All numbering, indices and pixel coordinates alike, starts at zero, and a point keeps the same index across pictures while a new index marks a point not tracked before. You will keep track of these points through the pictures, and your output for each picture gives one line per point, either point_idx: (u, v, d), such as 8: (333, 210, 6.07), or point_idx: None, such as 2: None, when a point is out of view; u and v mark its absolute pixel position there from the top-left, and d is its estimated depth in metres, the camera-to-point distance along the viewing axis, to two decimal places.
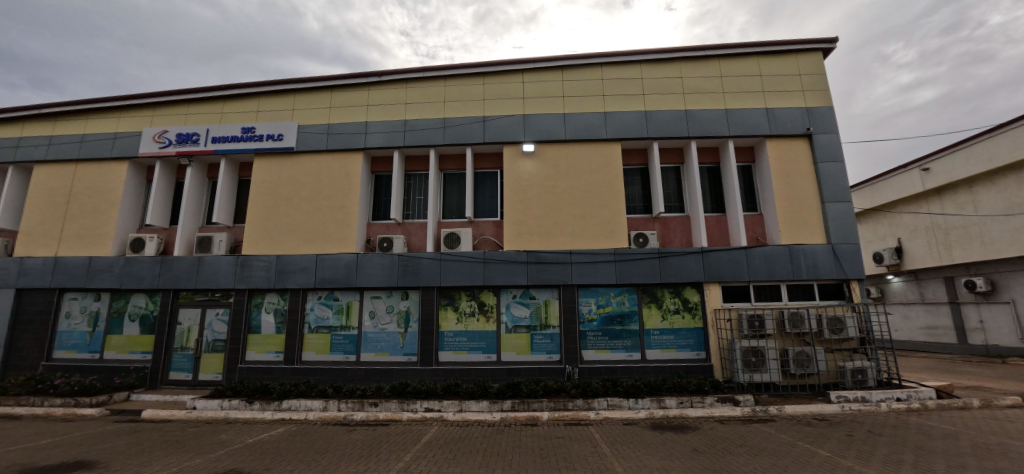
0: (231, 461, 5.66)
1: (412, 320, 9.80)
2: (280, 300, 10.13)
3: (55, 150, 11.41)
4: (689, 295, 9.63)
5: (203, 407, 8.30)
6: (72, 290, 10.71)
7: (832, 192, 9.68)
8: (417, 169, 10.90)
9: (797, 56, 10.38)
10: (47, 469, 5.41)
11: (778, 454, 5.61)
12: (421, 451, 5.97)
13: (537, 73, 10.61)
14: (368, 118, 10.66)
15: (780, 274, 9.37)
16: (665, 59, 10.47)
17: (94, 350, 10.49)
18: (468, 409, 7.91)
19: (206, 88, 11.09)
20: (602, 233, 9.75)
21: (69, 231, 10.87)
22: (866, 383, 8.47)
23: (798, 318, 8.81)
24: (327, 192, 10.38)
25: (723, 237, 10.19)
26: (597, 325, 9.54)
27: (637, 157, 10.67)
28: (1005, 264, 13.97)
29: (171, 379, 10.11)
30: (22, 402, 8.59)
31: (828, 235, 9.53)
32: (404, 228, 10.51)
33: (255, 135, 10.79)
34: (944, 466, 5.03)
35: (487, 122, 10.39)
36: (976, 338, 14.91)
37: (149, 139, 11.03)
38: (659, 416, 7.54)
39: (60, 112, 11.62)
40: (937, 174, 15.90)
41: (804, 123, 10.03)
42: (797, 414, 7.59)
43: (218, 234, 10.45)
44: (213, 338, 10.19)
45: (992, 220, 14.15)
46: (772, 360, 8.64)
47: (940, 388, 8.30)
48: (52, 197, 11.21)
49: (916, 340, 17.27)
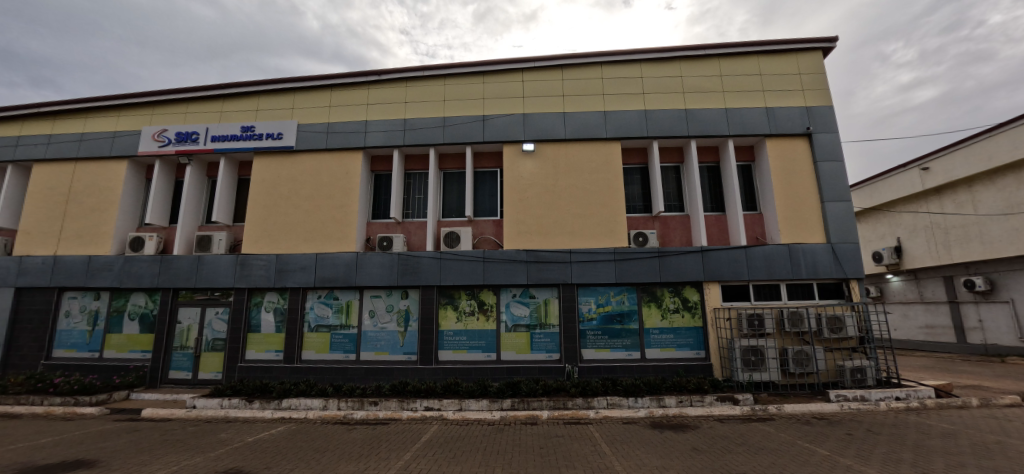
0: (230, 460, 5.65)
1: (411, 319, 9.80)
2: (280, 299, 10.13)
3: (54, 149, 11.39)
4: (689, 294, 9.63)
5: (203, 405, 8.30)
6: (72, 289, 10.71)
7: (832, 192, 9.68)
8: (417, 168, 10.89)
9: (798, 56, 10.38)
10: (47, 468, 5.40)
11: (777, 453, 5.62)
12: (421, 450, 5.98)
13: (537, 72, 10.60)
14: (368, 117, 10.66)
15: (780, 273, 9.38)
16: (665, 58, 10.46)
17: (93, 349, 10.49)
18: (467, 408, 7.92)
19: (205, 87, 11.07)
20: (602, 232, 9.75)
21: (69, 230, 10.86)
22: (865, 382, 8.48)
23: (798, 317, 8.83)
24: (326, 191, 10.38)
25: (723, 236, 10.19)
26: (596, 324, 9.55)
27: (637, 157, 10.67)
28: (1005, 264, 13.99)
29: (171, 378, 10.11)
30: (22, 402, 8.59)
31: (828, 235, 9.54)
32: (404, 227, 10.52)
33: (254, 134, 10.78)
34: (942, 465, 5.04)
35: (486, 121, 10.39)
36: (975, 338, 14.93)
37: (148, 138, 11.02)
38: (658, 414, 7.56)
39: (60, 111, 11.61)
40: (936, 174, 15.91)
41: (804, 122, 10.03)
42: (796, 413, 7.61)
43: (218, 233, 10.44)
44: (213, 337, 10.20)
45: (991, 219, 14.17)
46: (772, 359, 8.65)
47: (939, 388, 8.31)
48: (52, 196, 11.19)
49: (915, 339, 17.28)
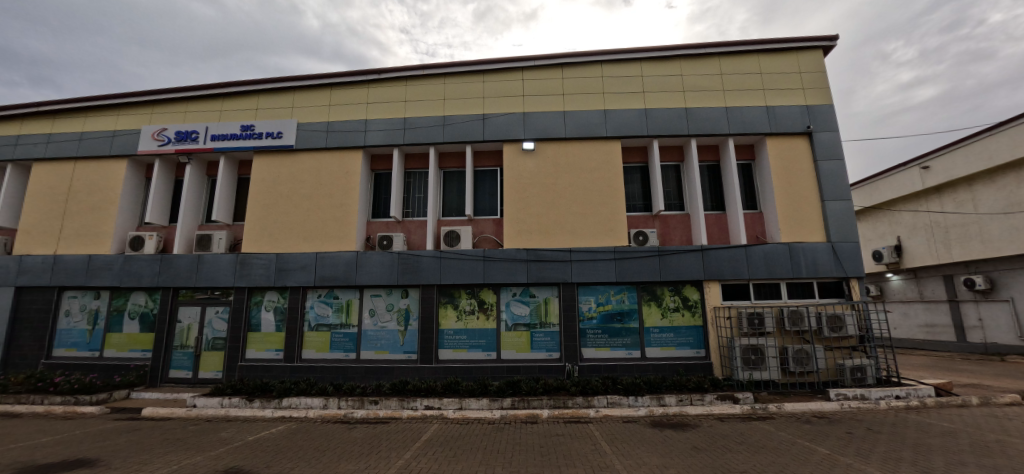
0: (231, 459, 5.66)
1: (412, 318, 9.81)
2: (280, 298, 10.12)
3: (54, 148, 11.38)
4: (689, 293, 9.63)
5: (203, 404, 8.29)
6: (72, 289, 10.71)
7: (832, 191, 9.68)
8: (417, 167, 10.88)
9: (798, 54, 10.36)
10: (47, 467, 5.41)
11: (777, 452, 5.62)
12: (421, 449, 5.98)
13: (537, 71, 10.58)
14: (368, 116, 10.64)
15: (780, 272, 9.38)
16: (665, 56, 10.45)
17: (94, 348, 10.49)
18: (468, 407, 7.93)
19: (205, 85, 11.06)
20: (602, 231, 9.74)
21: (69, 229, 10.86)
22: (865, 380, 8.50)
23: (798, 316, 8.84)
24: (326, 190, 10.37)
25: (723, 235, 10.19)
26: (596, 323, 9.54)
27: (638, 155, 10.65)
28: (1005, 262, 13.99)
29: (171, 377, 10.12)
30: (23, 401, 8.60)
31: (828, 233, 9.53)
32: (404, 226, 10.52)
33: (254, 132, 10.76)
34: (942, 463, 5.05)
35: (486, 120, 10.37)
36: (975, 336, 14.93)
37: (148, 137, 11.00)
38: (659, 413, 7.57)
39: (59, 110, 11.59)
40: (936, 172, 15.91)
41: (805, 121, 10.02)
42: (796, 411, 7.62)
43: (218, 232, 10.44)
44: (214, 336, 10.20)
45: (991, 218, 14.17)
46: (772, 357, 8.65)
47: (939, 386, 8.31)
48: (52, 195, 11.18)
49: (915, 338, 17.28)
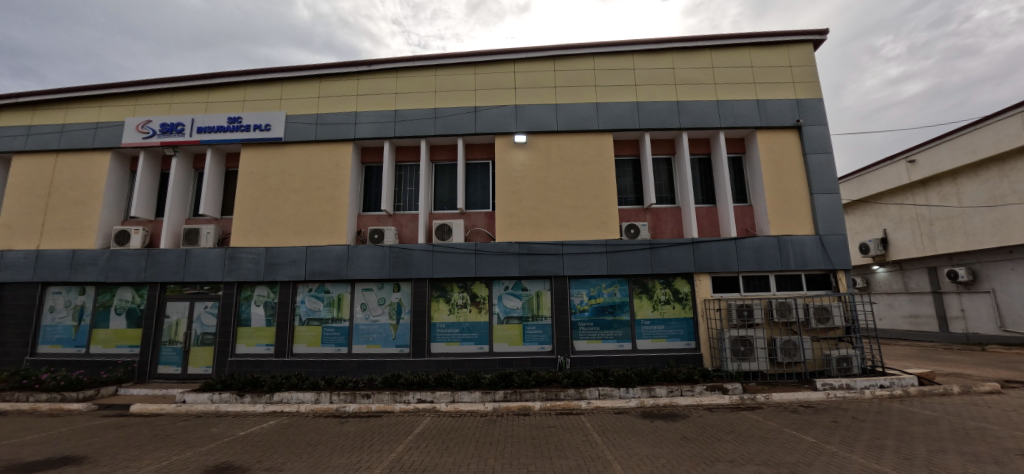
0: (221, 454, 5.61)
1: (404, 311, 9.77)
2: (270, 292, 10.02)
3: (34, 141, 11.10)
4: (679, 285, 9.71)
5: (192, 400, 8.17)
6: (56, 284, 10.50)
7: (821, 184, 9.77)
8: (408, 159, 10.82)
9: (788, 48, 10.40)
10: (31, 466, 5.33)
11: (765, 440, 5.72)
12: (414, 442, 5.99)
13: (529, 63, 10.51)
14: (358, 107, 10.50)
15: (769, 264, 9.47)
16: (658, 49, 10.44)
17: (79, 345, 10.32)
18: (460, 400, 7.95)
19: (190, 75, 10.82)
20: (595, 224, 9.76)
21: (51, 223, 10.63)
22: (850, 370, 8.71)
23: (786, 307, 8.98)
24: (317, 183, 10.25)
25: (713, 228, 10.28)
26: (588, 316, 9.60)
27: (629, 148, 10.67)
28: (987, 254, 14.31)
29: (159, 373, 10.01)
30: (7, 398, 8.51)
31: (816, 226, 9.64)
32: (395, 219, 10.49)
33: (241, 125, 10.58)
34: (924, 451, 5.17)
35: (478, 112, 10.30)
36: (957, 327, 15.30)
37: (132, 129, 10.78)
38: (649, 404, 7.69)
39: (38, 101, 11.29)
40: (922, 166, 16.16)
41: (794, 115, 10.09)
42: (784, 401, 7.76)
43: (206, 227, 10.32)
44: (203, 331, 10.09)
45: (975, 212, 14.45)
46: (760, 348, 8.81)
47: (922, 375, 8.50)
48: (33, 189, 10.92)
49: (899, 328, 17.65)
